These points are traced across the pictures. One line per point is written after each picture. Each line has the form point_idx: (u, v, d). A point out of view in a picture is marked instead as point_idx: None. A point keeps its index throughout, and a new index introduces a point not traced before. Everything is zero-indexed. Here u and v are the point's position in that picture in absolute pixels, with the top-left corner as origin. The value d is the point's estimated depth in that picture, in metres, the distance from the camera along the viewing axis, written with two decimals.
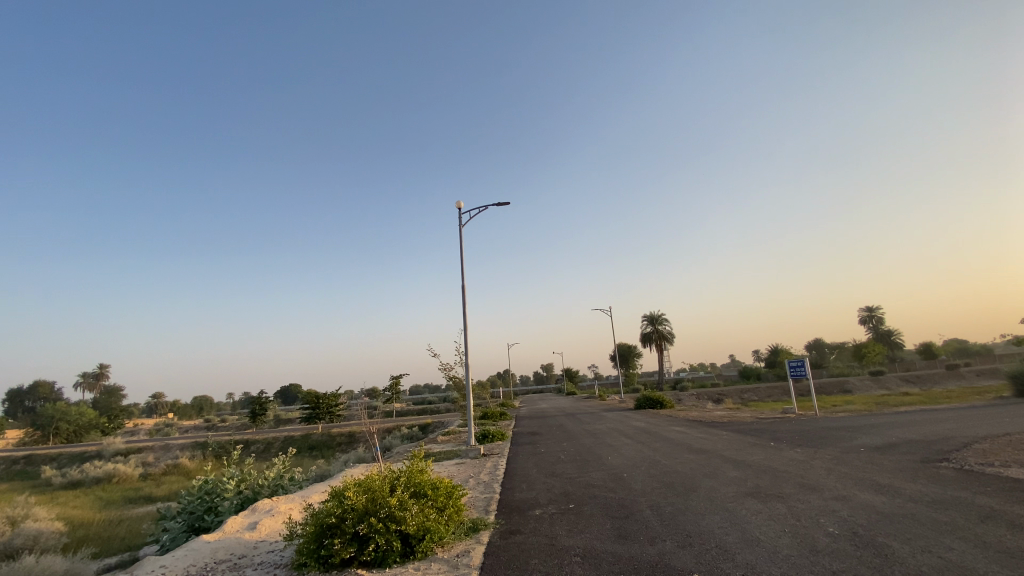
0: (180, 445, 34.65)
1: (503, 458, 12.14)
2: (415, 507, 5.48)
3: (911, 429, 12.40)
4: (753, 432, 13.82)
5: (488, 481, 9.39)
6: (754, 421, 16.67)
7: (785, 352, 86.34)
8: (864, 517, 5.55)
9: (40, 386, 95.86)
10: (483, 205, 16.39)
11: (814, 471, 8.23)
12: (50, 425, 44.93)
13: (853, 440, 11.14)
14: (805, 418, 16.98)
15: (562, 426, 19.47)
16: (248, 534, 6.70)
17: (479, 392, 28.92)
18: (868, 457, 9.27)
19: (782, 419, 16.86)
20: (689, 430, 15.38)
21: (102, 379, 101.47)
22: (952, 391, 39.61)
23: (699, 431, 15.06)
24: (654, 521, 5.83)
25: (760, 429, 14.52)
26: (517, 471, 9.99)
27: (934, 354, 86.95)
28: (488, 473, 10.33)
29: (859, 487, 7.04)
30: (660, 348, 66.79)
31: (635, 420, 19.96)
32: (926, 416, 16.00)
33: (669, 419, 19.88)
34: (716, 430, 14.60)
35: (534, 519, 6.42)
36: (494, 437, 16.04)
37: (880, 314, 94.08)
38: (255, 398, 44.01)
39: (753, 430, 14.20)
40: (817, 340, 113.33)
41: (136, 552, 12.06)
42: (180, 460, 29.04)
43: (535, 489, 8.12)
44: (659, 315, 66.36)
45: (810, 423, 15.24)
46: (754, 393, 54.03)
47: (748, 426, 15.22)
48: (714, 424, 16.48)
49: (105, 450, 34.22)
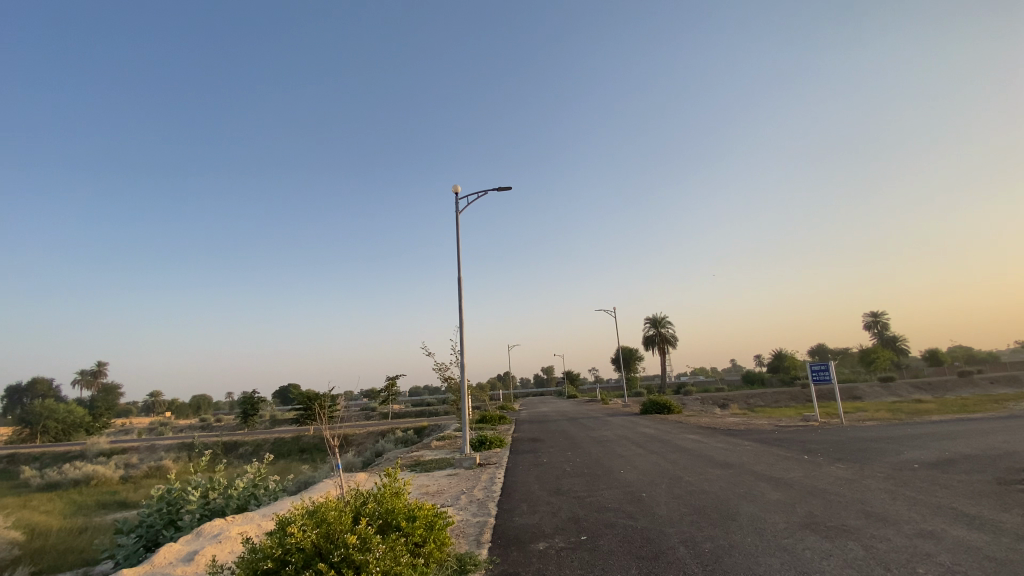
0: (166, 446, 33.33)
1: (500, 469, 10.78)
2: (381, 546, 4.19)
3: (960, 441, 11.03)
4: (779, 443, 12.43)
5: (481, 500, 8.05)
6: (776, 430, 15.31)
7: (790, 357, 84.88)
8: (975, 565, 4.20)
9: (40, 383, 95.10)
10: (483, 191, 15.01)
11: (874, 495, 6.85)
12: (38, 423, 43.65)
13: (901, 455, 9.77)
14: (831, 427, 15.60)
15: (565, 432, 18.13)
16: (180, 567, 5.42)
17: (477, 394, 27.55)
18: (929, 476, 7.92)
19: (805, 428, 15.49)
20: (706, 439, 14.01)
21: (101, 377, 100.33)
22: (967, 399, 38.16)
23: (717, 440, 13.70)
24: (693, 565, 4.49)
25: (784, 439, 13.15)
26: (517, 487, 8.64)
27: (941, 360, 85.35)
28: (482, 488, 8.97)
29: (944, 519, 5.67)
30: (663, 351, 65.48)
31: (642, 426, 18.56)
32: (964, 426, 14.60)
33: (680, 425, 18.52)
34: (738, 440, 13.22)
35: (537, 556, 5.09)
36: (491, 444, 14.68)
37: (885, 319, 92.60)
38: (247, 398, 43.15)
39: (779, 441, 12.80)
40: (820, 346, 111.83)
41: (89, 570, 10.83)
42: (164, 462, 27.76)
43: (538, 512, 6.79)
44: (663, 318, 65.10)
45: (839, 433, 13.84)
46: (760, 398, 52.68)
47: (772, 436, 13.84)
48: (732, 433, 15.10)
49: (89, 450, 32.90)
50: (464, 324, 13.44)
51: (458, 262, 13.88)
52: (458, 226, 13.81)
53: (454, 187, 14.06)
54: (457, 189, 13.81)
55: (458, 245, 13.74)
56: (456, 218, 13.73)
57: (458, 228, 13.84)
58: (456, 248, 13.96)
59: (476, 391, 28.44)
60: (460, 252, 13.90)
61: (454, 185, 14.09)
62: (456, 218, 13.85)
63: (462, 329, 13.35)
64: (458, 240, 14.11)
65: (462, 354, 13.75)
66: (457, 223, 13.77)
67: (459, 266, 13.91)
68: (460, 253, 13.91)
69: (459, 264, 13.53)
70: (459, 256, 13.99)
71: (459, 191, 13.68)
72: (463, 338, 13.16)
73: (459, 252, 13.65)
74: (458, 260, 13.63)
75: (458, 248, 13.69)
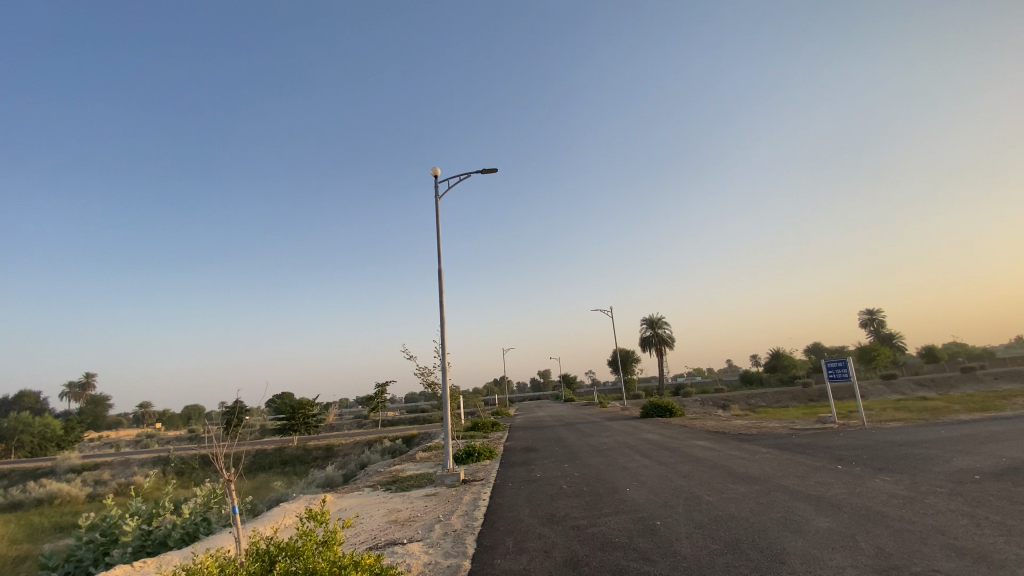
0: (142, 461, 31.48)
1: (486, 488, 9.28)
2: None
3: (1008, 443, 9.73)
4: (804, 450, 11.00)
5: (459, 531, 6.54)
6: (792, 434, 13.96)
7: (787, 356, 83.71)
8: None
9: (26, 396, 92.44)
10: (466, 172, 13.48)
11: (948, 521, 5.43)
12: (12, 438, 41.35)
13: (952, 464, 8.39)
14: (852, 429, 14.22)
15: (561, 440, 16.69)
16: None
17: (468, 400, 26.06)
18: (1002, 490, 6.54)
19: (823, 432, 14.11)
20: (718, 446, 12.61)
21: (89, 389, 97.58)
22: (973, 395, 37.14)
23: (730, 446, 12.34)
24: None
25: (807, 445, 11.73)
26: (503, 513, 7.19)
27: (938, 356, 84.89)
28: (461, 515, 7.47)
29: None
30: (660, 352, 64.29)
31: (645, 432, 17.11)
32: (999, 425, 13.30)
33: (685, 430, 17.15)
34: (754, 447, 11.85)
35: None
36: (479, 456, 13.23)
37: (880, 317, 91.97)
38: (230, 409, 41.69)
39: (802, 447, 11.39)
40: (817, 345, 111.02)
41: None
42: (136, 478, 25.96)
43: (527, 551, 5.37)
44: (660, 319, 63.83)
45: (865, 437, 12.45)
46: (761, 398, 51.35)
47: (790, 441, 12.49)
48: (745, 437, 13.76)
49: (59, 466, 31.03)
50: (445, 323, 11.87)
51: (438, 252, 12.29)
52: (439, 212, 12.19)
53: (435, 169, 12.45)
54: (437, 170, 12.20)
55: (439, 234, 12.16)
56: (436, 204, 12.08)
57: (439, 215, 12.26)
58: (437, 237, 12.36)
59: (467, 397, 26.94)
60: (440, 242, 12.32)
61: (434, 167, 12.51)
62: (436, 204, 12.25)
63: (444, 329, 11.78)
64: (438, 229, 12.49)
65: (445, 356, 12.23)
66: (437, 209, 12.14)
67: (439, 257, 12.36)
68: (441, 243, 12.32)
69: (440, 255, 11.94)
70: (439, 247, 12.36)
71: (439, 173, 12.08)
72: (445, 340, 11.59)
73: (440, 241, 12.04)
74: (439, 251, 12.03)
75: (438, 236, 12.07)
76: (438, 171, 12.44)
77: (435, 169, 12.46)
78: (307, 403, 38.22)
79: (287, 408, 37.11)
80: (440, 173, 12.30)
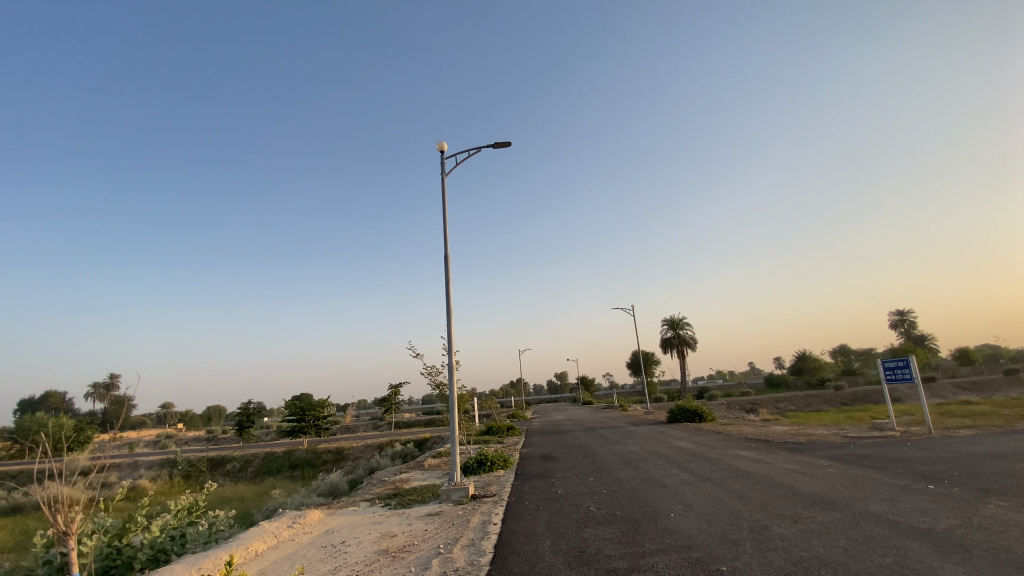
0: (150, 463, 30.84)
1: (498, 508, 7.83)
2: None
3: None
4: (875, 465, 9.31)
5: (461, 571, 5.13)
6: (847, 443, 12.31)
7: (814, 359, 80.54)
8: None
9: (53, 397, 93.91)
10: (475, 148, 12.11)
11: None
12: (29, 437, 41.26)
13: None
14: (916, 438, 12.50)
15: (584, 448, 15.17)
16: None
17: (483, 403, 24.59)
18: None
19: (883, 440, 12.40)
20: (766, 456, 11.01)
21: (113, 390, 98.94)
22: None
23: (780, 457, 10.74)
24: None
25: (875, 458, 10.02)
26: (517, 548, 5.69)
27: (973, 359, 80.90)
28: (466, 545, 6.06)
29: None
30: (682, 354, 62.05)
31: (675, 439, 15.52)
32: None
33: (719, 438, 15.55)
34: (810, 459, 10.23)
35: None
36: (492, 465, 11.84)
37: (911, 317, 88.19)
38: (242, 410, 40.92)
39: (870, 462, 9.69)
40: (844, 347, 106.98)
41: None
42: (140, 482, 25.06)
43: None
44: (681, 319, 61.74)
45: (940, 447, 10.69)
46: (790, 402, 48.88)
47: (851, 453, 10.83)
48: (794, 447, 12.13)
49: (68, 467, 30.53)
50: (452, 315, 10.40)
51: (444, 236, 10.70)
52: (445, 192, 10.66)
53: (440, 144, 10.94)
54: (443, 145, 10.81)
55: (444, 217, 10.64)
56: (442, 181, 10.57)
57: (445, 195, 10.76)
58: (442, 220, 10.79)
59: (481, 400, 25.52)
60: (446, 225, 10.72)
61: (440, 141, 10.99)
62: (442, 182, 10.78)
63: (450, 322, 10.34)
64: (444, 212, 10.91)
65: (453, 353, 10.78)
66: (443, 188, 10.62)
67: (446, 243, 10.78)
68: (447, 226, 10.75)
69: (445, 237, 10.37)
70: (445, 232, 10.82)
71: (445, 145, 10.55)
72: (451, 335, 10.15)
73: (445, 224, 10.49)
74: (444, 233, 10.46)
75: (443, 218, 10.49)
76: (444, 145, 10.92)
77: (440, 144, 10.95)
78: (318, 405, 37.22)
79: (297, 410, 36.13)
80: (445, 147, 10.89)
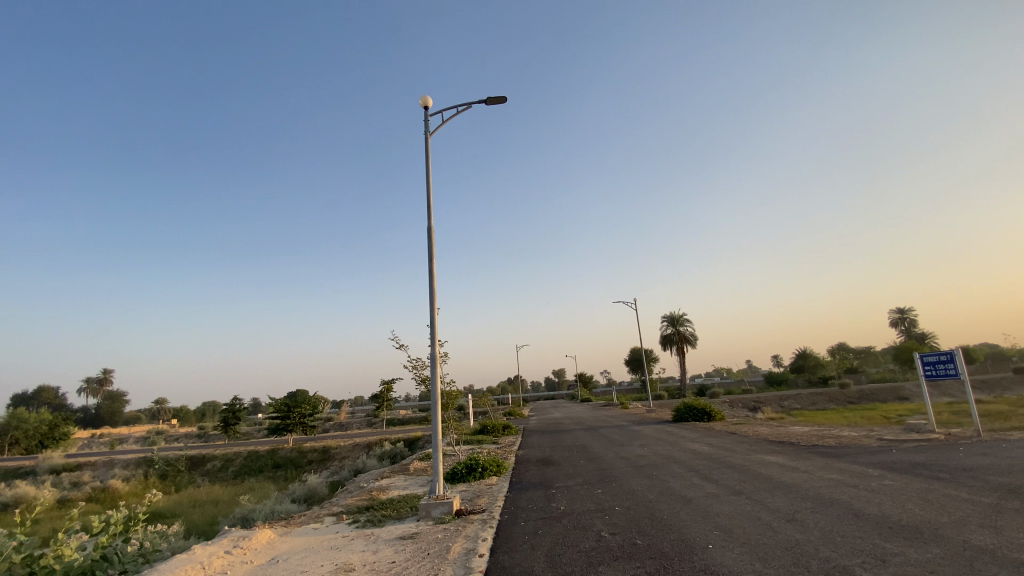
0: (126, 461, 29.36)
1: (487, 531, 6.32)
2: None
3: None
4: (937, 476, 7.88)
5: None
6: (888, 447, 10.89)
7: (815, 357, 79.49)
8: None
9: (45, 392, 92.54)
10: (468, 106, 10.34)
11: None
12: (7, 433, 39.55)
13: None
14: (962, 441, 11.12)
15: (588, 450, 13.74)
16: None
17: (478, 400, 22.78)
18: None
19: (926, 444, 11.01)
20: (799, 462, 9.57)
21: (107, 384, 97.57)
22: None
23: (817, 464, 9.29)
24: None
25: (932, 466, 8.60)
26: None
27: (976, 358, 79.85)
28: None
29: None
30: (682, 351, 60.73)
31: (689, 441, 14.03)
32: None
33: (737, 439, 14.12)
34: (854, 467, 8.77)
35: None
36: (483, 472, 10.33)
37: (912, 315, 87.15)
38: (227, 406, 39.36)
39: (931, 472, 8.19)
40: (843, 345, 106.12)
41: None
42: (110, 483, 23.49)
43: None
44: (681, 316, 60.42)
45: (1001, 453, 9.27)
46: (794, 401, 47.61)
47: (898, 459, 9.41)
48: (828, 451, 10.71)
49: (41, 465, 29.02)
50: (435, 296, 8.74)
51: (428, 206, 9.07)
52: (430, 154, 9.05)
53: (424, 100, 9.38)
54: (427, 100, 9.22)
55: (427, 184, 8.98)
56: (425, 140, 8.97)
57: (428, 159, 9.14)
58: (426, 188, 9.14)
59: (475, 397, 23.96)
60: (430, 194, 9.13)
61: (423, 96, 9.39)
62: (426, 145, 9.16)
63: (433, 304, 8.70)
64: (427, 177, 9.25)
65: (439, 342, 9.23)
66: (427, 149, 9.03)
67: (430, 214, 9.10)
68: (432, 195, 9.08)
69: (428, 207, 8.78)
70: (429, 201, 9.11)
71: (428, 98, 8.95)
72: (434, 323, 8.60)
73: (429, 192, 8.82)
74: (427, 202, 8.88)
75: (425, 186, 8.98)
76: (429, 102, 9.33)
77: (424, 98, 9.38)
78: (305, 402, 35.72)
79: (283, 406, 34.58)
80: (430, 102, 9.24)
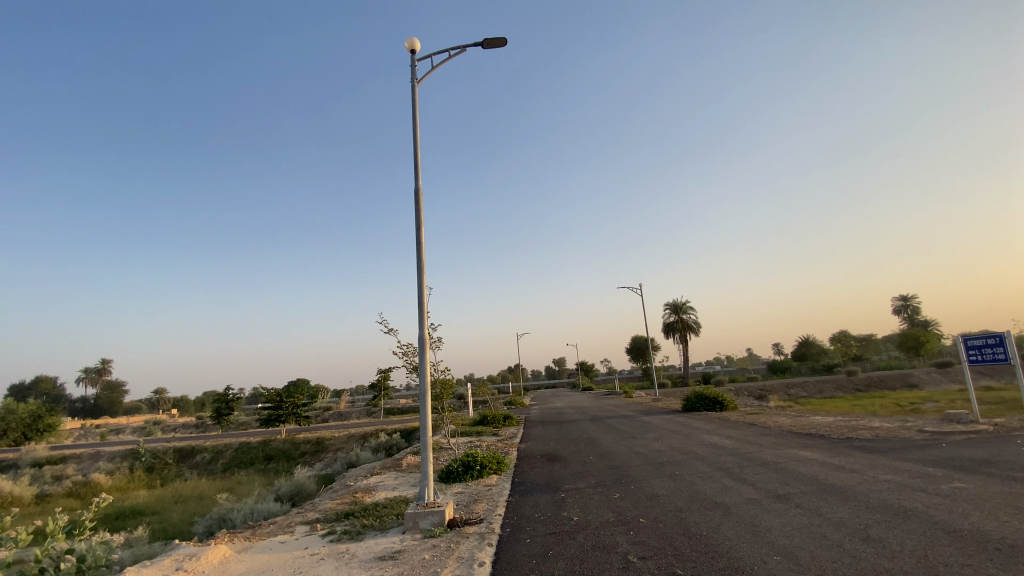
0: (112, 454, 28.27)
1: (485, 551, 5.13)
2: None
3: None
4: (1014, 476, 6.72)
5: None
6: (935, 440, 9.70)
7: (818, 344, 78.54)
8: None
9: (42, 382, 91.65)
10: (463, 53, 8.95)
11: None
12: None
13: None
14: (1016, 433, 9.95)
15: (596, 443, 12.59)
16: None
17: (476, 388, 21.60)
18: None
19: (977, 437, 9.81)
20: (840, 459, 8.41)
21: (105, 375, 96.61)
22: None
23: (863, 461, 8.11)
24: None
25: (1000, 464, 7.43)
26: None
27: None
28: None
29: None
30: (684, 339, 59.61)
31: (706, 433, 12.85)
32: None
33: (757, 431, 12.91)
34: (909, 465, 7.58)
35: None
36: (481, 471, 9.15)
37: (915, 302, 86.03)
38: (220, 395, 38.14)
39: (1005, 472, 6.98)
40: (846, 333, 105.25)
41: None
42: (92, 477, 22.35)
43: None
44: (684, 303, 59.13)
45: None
46: (801, 389, 46.63)
47: (955, 455, 8.25)
48: (867, 445, 9.54)
49: (25, 458, 27.98)
50: (423, 273, 7.48)
51: (415, 166, 7.71)
52: (417, 105, 7.69)
53: (410, 43, 7.97)
54: (413, 42, 7.83)
55: (416, 141, 7.65)
56: (412, 88, 7.60)
57: (416, 112, 7.78)
58: (412, 144, 7.78)
59: (474, 387, 22.71)
60: (417, 151, 7.78)
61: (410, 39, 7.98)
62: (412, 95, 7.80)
63: (421, 283, 7.45)
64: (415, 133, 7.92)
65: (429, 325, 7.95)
66: (414, 99, 7.65)
67: (418, 175, 7.76)
68: (418, 152, 7.71)
69: (415, 168, 7.51)
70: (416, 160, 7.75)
71: (414, 39, 7.58)
72: (423, 304, 7.36)
73: (415, 149, 7.51)
74: (415, 163, 7.59)
75: (413, 145, 7.67)
76: (417, 45, 7.92)
77: (410, 41, 7.98)
78: (298, 392, 34.40)
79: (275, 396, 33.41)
80: (417, 45, 7.88)
